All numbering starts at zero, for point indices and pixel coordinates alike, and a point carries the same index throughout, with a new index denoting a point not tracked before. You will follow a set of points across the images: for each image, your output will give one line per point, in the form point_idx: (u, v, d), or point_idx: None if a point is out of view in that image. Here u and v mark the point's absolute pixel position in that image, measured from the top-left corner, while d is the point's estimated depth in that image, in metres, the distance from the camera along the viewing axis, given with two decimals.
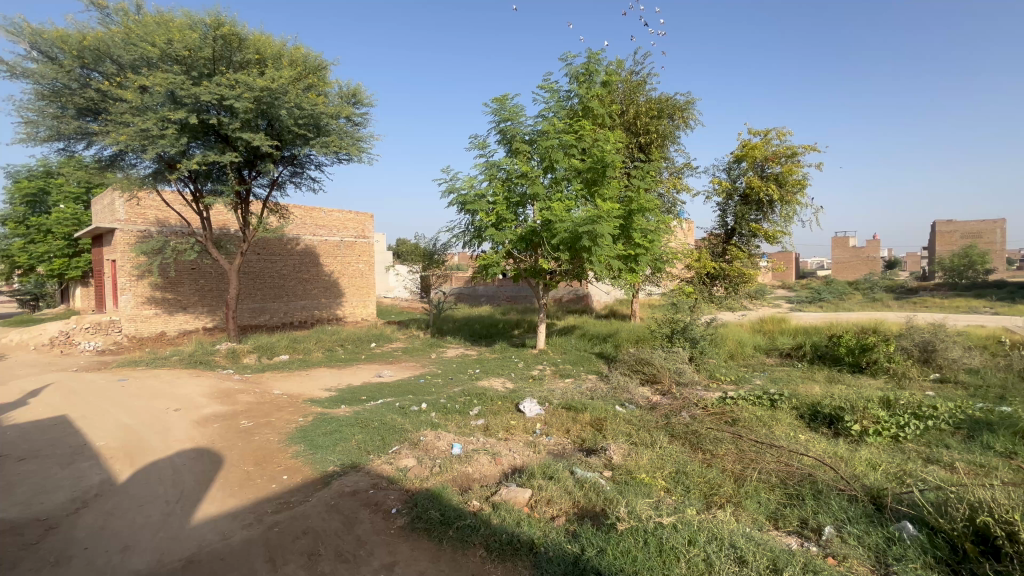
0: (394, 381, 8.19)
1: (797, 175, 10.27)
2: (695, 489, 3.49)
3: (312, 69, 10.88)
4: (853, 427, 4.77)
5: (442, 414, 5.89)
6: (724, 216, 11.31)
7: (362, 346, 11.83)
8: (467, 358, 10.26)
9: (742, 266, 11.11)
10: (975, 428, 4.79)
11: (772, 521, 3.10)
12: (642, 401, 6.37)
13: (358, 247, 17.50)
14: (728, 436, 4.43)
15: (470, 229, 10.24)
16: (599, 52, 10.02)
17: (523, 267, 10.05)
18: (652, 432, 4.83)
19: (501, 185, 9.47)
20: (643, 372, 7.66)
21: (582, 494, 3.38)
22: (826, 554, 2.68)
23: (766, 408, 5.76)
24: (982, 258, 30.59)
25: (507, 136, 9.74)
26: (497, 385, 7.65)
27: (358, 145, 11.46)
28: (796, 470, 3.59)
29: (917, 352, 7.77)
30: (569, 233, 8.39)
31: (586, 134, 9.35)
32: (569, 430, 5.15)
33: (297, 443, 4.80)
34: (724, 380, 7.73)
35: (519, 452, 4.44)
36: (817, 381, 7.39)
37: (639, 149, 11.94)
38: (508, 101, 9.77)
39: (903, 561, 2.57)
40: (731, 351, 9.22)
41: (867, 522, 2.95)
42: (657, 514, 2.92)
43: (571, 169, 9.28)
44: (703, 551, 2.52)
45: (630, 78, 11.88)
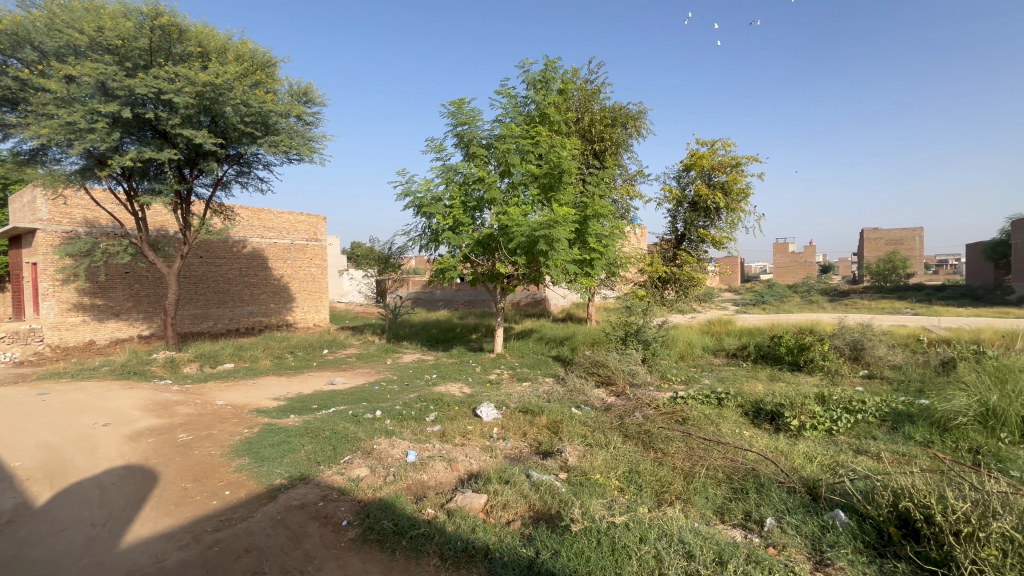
0: (348, 388, 7.96)
1: (741, 184, 10.82)
2: (647, 487, 3.58)
3: (260, 65, 10.45)
4: (792, 422, 5.06)
5: (397, 421, 5.77)
6: (675, 222, 11.72)
7: (313, 353, 11.41)
8: (424, 363, 10.11)
9: (692, 270, 11.55)
10: (897, 420, 5.19)
11: (718, 516, 3.23)
12: (597, 403, 6.48)
13: (310, 251, 16.89)
14: (679, 435, 4.59)
15: (426, 233, 10.13)
16: (555, 60, 10.18)
17: (480, 271, 10.04)
18: (607, 432, 4.94)
19: (458, 190, 9.44)
20: (598, 374, 7.80)
21: (538, 496, 3.39)
22: (767, 544, 2.82)
23: (714, 406, 6.01)
24: (903, 263, 33.27)
25: (464, 140, 9.71)
26: (455, 390, 7.57)
27: (309, 145, 11.10)
28: (740, 465, 3.76)
29: (848, 351, 8.35)
30: (526, 238, 8.44)
31: (543, 140, 9.46)
32: (526, 433, 5.18)
33: (241, 456, 4.56)
34: (675, 380, 8.00)
35: (475, 457, 4.41)
36: (760, 379, 7.80)
37: (594, 156, 12.22)
38: (464, 105, 9.78)
39: (836, 547, 2.73)
40: (681, 352, 9.59)
41: (804, 512, 3.12)
42: (610, 514, 2.97)
43: (528, 174, 9.36)
44: (654, 548, 2.58)
45: (585, 87, 12.14)
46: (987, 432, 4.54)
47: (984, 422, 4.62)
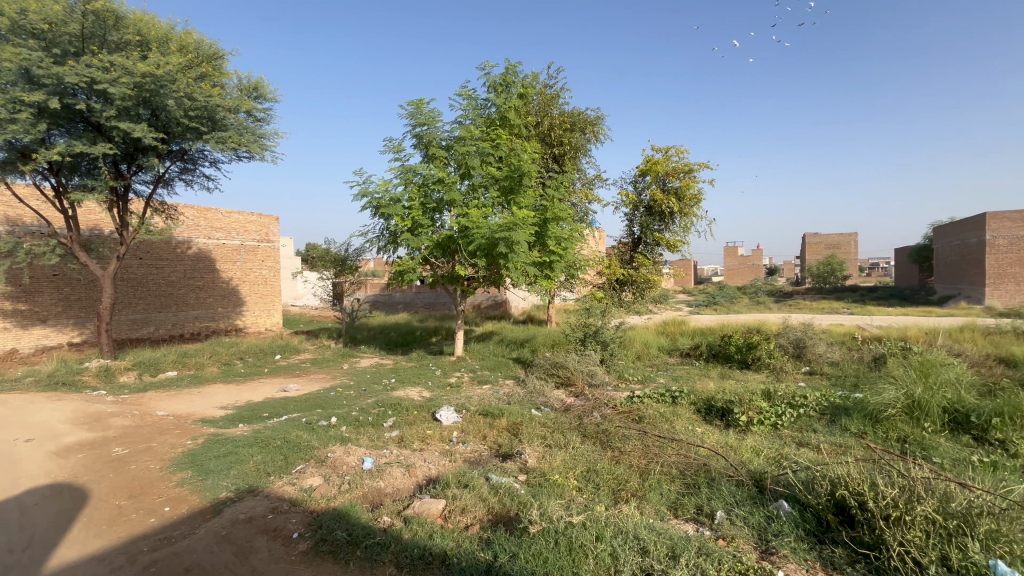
0: (301, 395, 7.67)
1: (693, 190, 11.23)
2: (604, 485, 3.64)
3: (206, 57, 9.96)
4: (741, 418, 5.29)
5: (354, 428, 5.61)
6: (631, 226, 12.03)
7: (265, 359, 10.93)
8: (383, 367, 9.88)
9: (648, 273, 11.88)
10: (835, 413, 5.52)
11: (672, 511, 3.33)
12: (557, 404, 6.53)
13: (262, 252, 16.17)
14: (635, 433, 4.70)
15: (385, 234, 9.94)
16: (516, 64, 10.24)
17: (440, 274, 9.94)
18: (566, 433, 4.99)
19: (417, 191, 9.32)
20: (557, 375, 7.87)
21: (497, 499, 3.38)
22: (718, 537, 2.92)
23: (669, 404, 6.19)
24: (840, 266, 35.55)
25: (423, 141, 9.60)
26: (414, 394, 7.45)
27: (260, 143, 10.68)
28: (693, 461, 3.89)
29: (791, 349, 8.82)
30: (486, 240, 8.42)
31: (503, 143, 9.49)
32: (486, 435, 5.16)
33: (184, 470, 4.30)
34: (631, 380, 8.20)
35: (434, 462, 4.34)
36: (711, 377, 8.11)
37: (553, 160, 12.36)
38: (423, 105, 9.66)
39: (780, 536, 2.87)
40: (638, 352, 9.85)
41: (751, 503, 3.26)
42: (567, 514, 3.00)
43: (488, 177, 9.34)
44: (610, 546, 2.62)
45: (545, 91, 12.27)
46: (913, 422, 4.91)
47: (910, 413, 4.99)
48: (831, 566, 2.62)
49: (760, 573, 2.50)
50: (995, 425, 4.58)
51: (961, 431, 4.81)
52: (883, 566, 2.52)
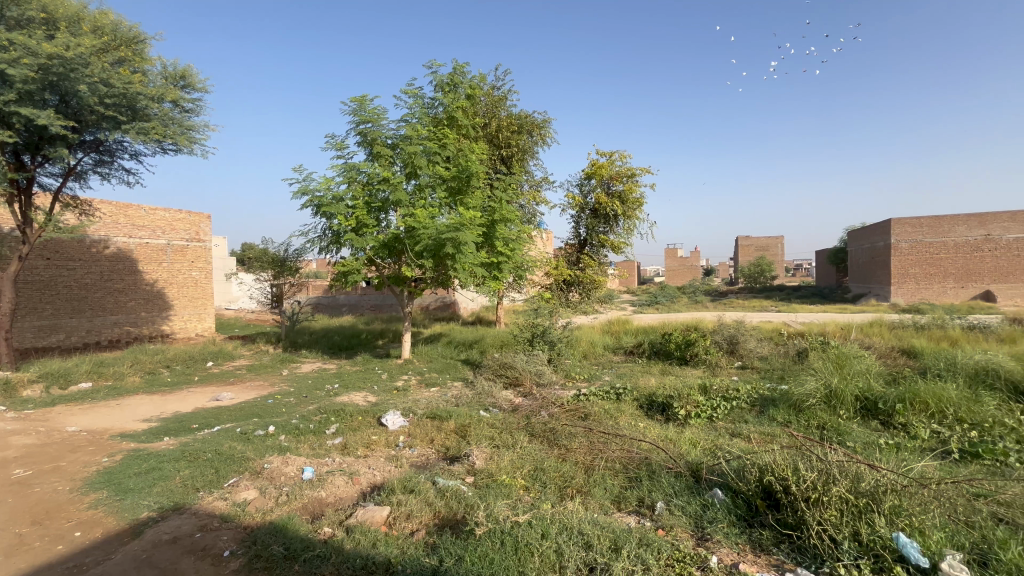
0: (236, 404, 7.23)
1: (636, 194, 11.65)
2: (551, 483, 3.69)
3: (125, 41, 9.18)
4: (679, 412, 5.55)
5: (293, 436, 5.35)
6: (578, 227, 12.29)
7: (195, 366, 10.21)
8: (326, 372, 9.52)
9: (594, 274, 12.18)
10: (764, 404, 5.91)
11: (616, 504, 3.43)
12: (505, 404, 6.56)
13: (191, 253, 15.04)
14: (581, 430, 4.81)
15: (327, 234, 9.58)
16: (463, 64, 10.20)
17: (385, 275, 9.71)
18: (514, 433, 5.02)
19: (361, 190, 9.07)
20: (506, 376, 7.90)
21: (443, 503, 3.34)
22: (658, 527, 3.04)
23: (613, 401, 6.38)
24: (768, 267, 38.18)
25: (367, 139, 9.34)
26: (358, 399, 7.22)
27: (188, 136, 9.98)
28: (635, 456, 4.03)
29: (726, 345, 9.35)
30: (433, 241, 8.30)
31: (450, 142, 9.41)
32: (433, 439, 5.09)
33: (99, 490, 3.93)
34: (577, 378, 8.38)
35: (379, 468, 4.23)
36: (653, 374, 8.46)
37: (501, 162, 12.41)
38: (367, 102, 9.41)
39: (714, 523, 3.03)
40: (584, 351, 10.08)
41: (688, 493, 3.42)
42: (513, 513, 3.02)
43: (435, 177, 9.22)
44: (555, 543, 2.66)
45: (492, 93, 12.30)
46: (831, 410, 5.35)
47: (828, 402, 5.43)
48: (760, 547, 2.80)
49: (696, 559, 2.62)
50: (897, 410, 5.07)
51: (870, 417, 5.28)
52: (804, 544, 2.72)
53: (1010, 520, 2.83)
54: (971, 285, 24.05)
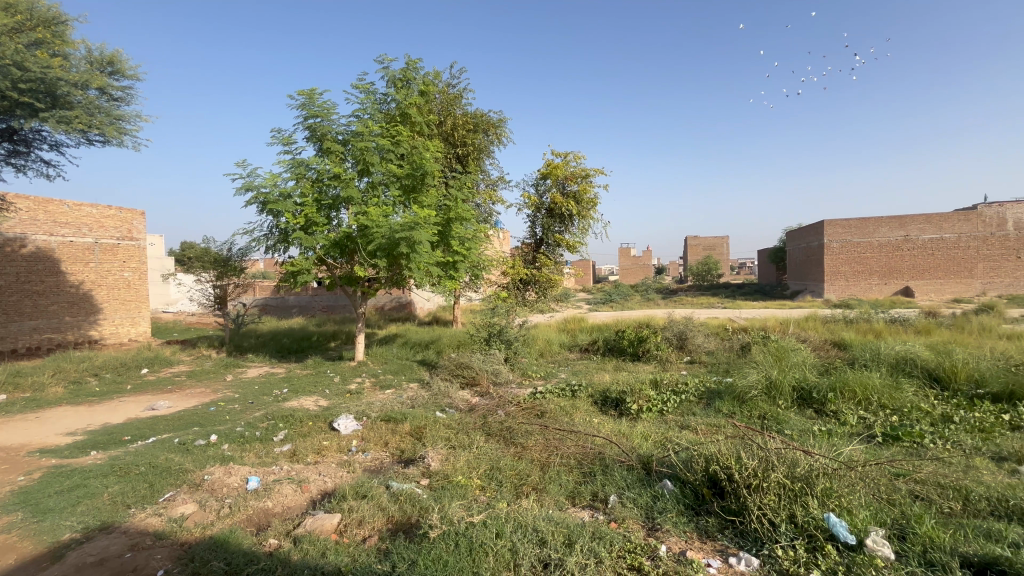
0: (174, 412, 6.79)
1: (590, 195, 11.87)
2: (507, 482, 3.70)
3: (42, 21, 8.41)
4: (632, 407, 5.70)
5: (238, 445, 5.09)
6: (534, 227, 12.37)
7: (127, 374, 9.50)
8: (274, 376, 9.11)
9: (550, 273, 12.31)
10: (710, 396, 6.17)
11: (571, 500, 3.48)
12: (461, 405, 6.51)
13: (123, 252, 13.92)
14: (537, 428, 4.84)
15: (274, 233, 9.18)
16: (416, 60, 10.07)
17: (337, 275, 9.43)
18: (470, 433, 4.99)
19: (310, 186, 8.76)
20: (462, 376, 7.84)
21: (397, 507, 3.28)
22: (611, 520, 3.11)
23: (569, 398, 6.47)
24: (715, 266, 39.98)
25: (316, 134, 9.02)
26: (309, 404, 6.96)
27: (117, 126, 9.31)
28: (589, 451, 4.11)
29: (675, 341, 9.70)
30: (387, 240, 8.10)
31: (404, 140, 9.23)
32: (388, 442, 4.98)
33: (12, 512, 3.59)
34: (534, 376, 8.44)
35: (330, 475, 4.09)
36: (607, 370, 8.66)
37: (457, 160, 12.31)
38: (316, 96, 9.08)
39: (664, 513, 3.14)
40: (541, 349, 10.17)
41: (640, 485, 3.52)
42: (468, 514, 3.00)
43: (388, 174, 9.02)
44: (510, 541, 2.66)
45: (447, 90, 12.17)
46: (770, 400, 5.66)
47: (768, 393, 5.74)
48: (706, 533, 2.92)
49: (646, 548, 2.70)
50: (829, 399, 5.43)
51: (806, 405, 5.62)
52: (745, 529, 2.85)
53: (924, 497, 3.09)
54: (893, 281, 26.14)
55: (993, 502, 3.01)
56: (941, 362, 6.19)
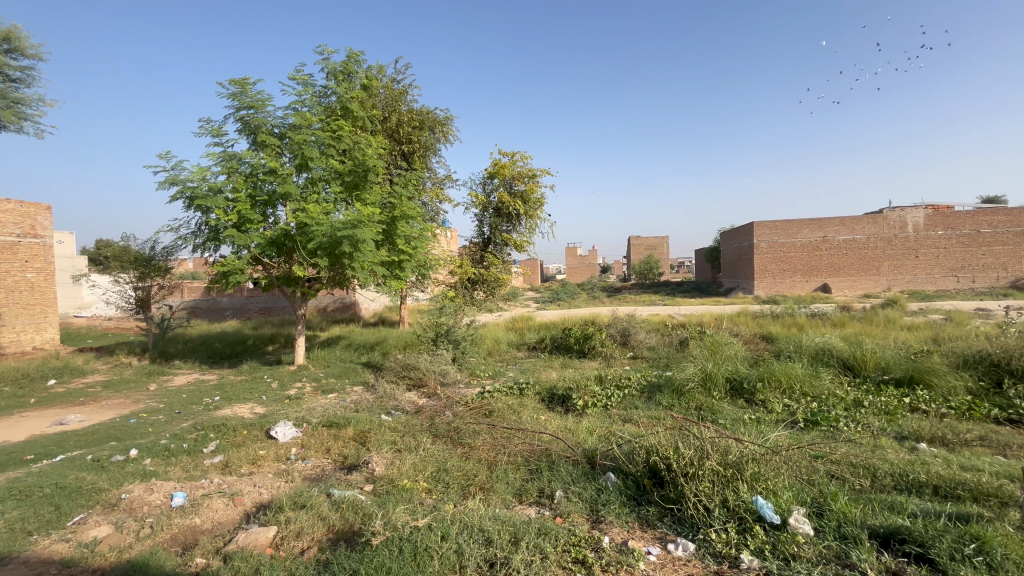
0: (86, 427, 6.19)
1: (537, 194, 11.99)
2: (453, 483, 3.66)
3: None
4: (578, 403, 5.83)
5: (162, 459, 4.72)
6: (481, 225, 12.32)
7: (30, 386, 8.54)
8: (205, 384, 8.51)
9: (498, 272, 12.31)
10: (652, 390, 6.41)
11: (517, 497, 3.51)
12: (408, 407, 6.38)
13: (25, 251, 12.49)
14: (484, 427, 4.83)
15: (203, 230, 8.59)
16: (358, 54, 9.77)
17: (275, 275, 8.97)
18: (417, 435, 4.89)
19: (243, 181, 8.26)
20: (409, 377, 7.69)
21: (338, 516, 3.16)
22: (557, 515, 3.16)
23: (517, 396, 6.51)
24: (655, 265, 41.69)
25: (249, 126, 8.53)
26: (243, 412, 6.57)
27: (15, 110, 8.41)
28: (536, 449, 4.15)
29: (619, 337, 10.02)
30: (328, 238, 7.79)
31: (345, 135, 8.90)
32: (329, 448, 4.79)
33: None
34: (481, 376, 8.42)
35: (266, 486, 3.88)
36: (554, 367, 8.80)
37: (402, 158, 12.06)
38: (250, 86, 8.58)
39: (607, 504, 3.23)
40: (489, 348, 10.15)
41: (585, 479, 3.60)
42: (413, 518, 2.94)
43: (329, 170, 8.67)
44: (455, 543, 2.63)
45: (392, 86, 11.88)
46: (706, 392, 5.96)
47: (704, 384, 6.05)
48: (647, 522, 3.03)
49: (590, 541, 2.76)
50: (758, 388, 5.80)
51: (738, 395, 5.97)
52: (682, 516, 2.99)
53: (839, 476, 3.37)
54: (814, 278, 28.33)
55: (896, 477, 3.34)
56: (853, 352, 6.79)
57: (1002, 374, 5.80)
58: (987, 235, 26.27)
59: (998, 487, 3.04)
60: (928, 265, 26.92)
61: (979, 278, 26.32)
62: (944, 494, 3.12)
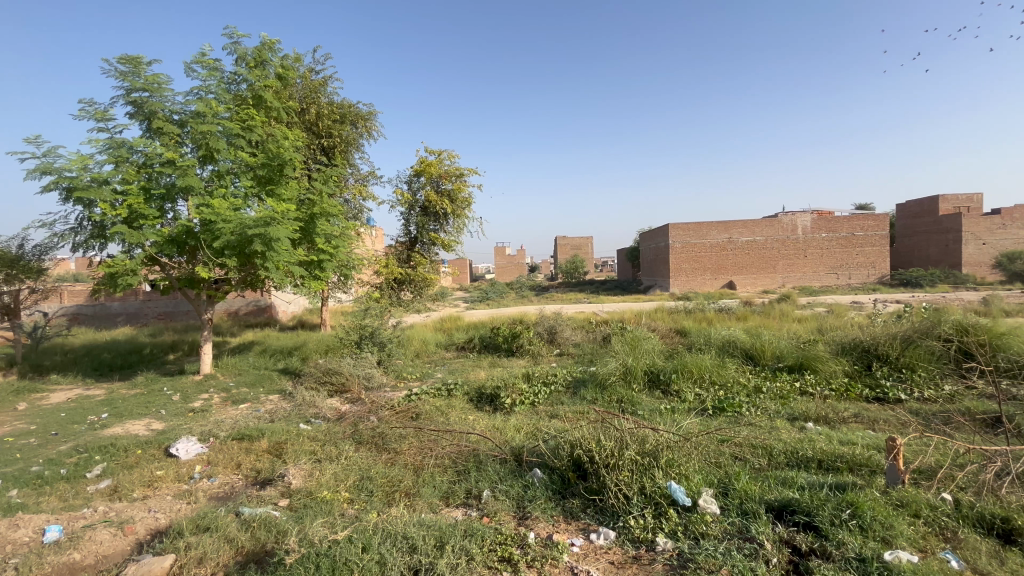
0: None
1: (465, 194, 11.90)
2: (378, 491, 3.54)
3: None
4: (506, 401, 5.86)
5: (33, 488, 4.10)
6: (408, 224, 12.02)
7: None
8: (90, 400, 7.52)
9: (425, 272, 12.06)
10: (576, 385, 6.62)
11: (445, 500, 3.46)
12: (330, 414, 6.06)
13: None
14: (411, 431, 4.71)
15: (85, 226, 7.60)
16: (273, 40, 9.14)
17: (175, 276, 8.13)
18: (338, 444, 4.66)
19: (135, 172, 7.40)
20: (330, 383, 7.32)
21: (248, 536, 2.93)
22: (484, 515, 3.15)
23: (445, 397, 6.43)
24: (581, 264, 43.10)
25: (143, 110, 7.66)
26: (138, 429, 5.89)
27: None
28: (464, 449, 4.13)
29: (546, 335, 10.24)
30: (237, 237, 7.18)
31: (257, 125, 8.27)
32: (240, 463, 4.43)
33: None
34: (409, 378, 8.22)
35: (164, 510, 3.50)
36: (483, 367, 8.80)
37: (322, 152, 11.45)
38: (144, 66, 7.71)
39: (533, 501, 3.28)
40: (416, 350, 9.94)
41: (511, 477, 3.63)
42: (332, 532, 2.79)
43: (239, 163, 8.03)
44: (377, 554, 2.53)
45: (310, 76, 11.24)
46: (626, 384, 6.27)
47: (625, 377, 6.35)
48: (571, 515, 3.12)
49: (516, 538, 2.78)
50: (673, 379, 6.19)
51: (655, 386, 6.34)
52: (604, 506, 3.10)
53: (742, 457, 3.68)
54: (722, 276, 30.82)
55: (788, 455, 3.71)
56: (754, 343, 7.45)
57: (872, 358, 6.66)
58: (860, 237, 30.05)
59: (868, 457, 3.49)
60: (815, 264, 30.27)
61: (855, 275, 30.03)
62: (826, 466, 3.51)
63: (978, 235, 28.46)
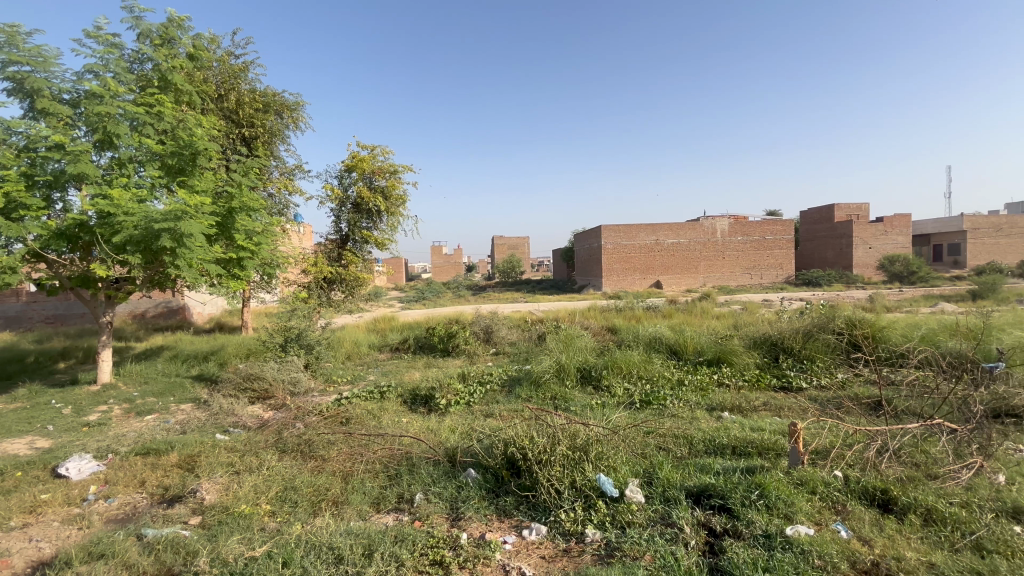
0: None
1: (399, 191, 11.59)
2: (302, 501, 3.35)
3: None
4: (441, 402, 5.79)
5: None
6: (338, 221, 11.52)
7: None
8: None
9: (357, 271, 11.62)
10: (512, 383, 6.68)
11: (375, 506, 3.35)
12: (250, 422, 5.68)
13: None
14: (340, 437, 4.52)
15: None
16: (183, 17, 8.40)
17: (65, 274, 7.24)
18: (259, 453, 4.38)
19: (13, 155, 6.49)
20: (251, 390, 6.85)
21: (152, 559, 2.67)
22: (415, 519, 3.09)
23: (377, 400, 6.23)
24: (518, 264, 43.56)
25: (24, 87, 6.75)
26: (18, 448, 5.19)
27: None
28: (396, 453, 4.02)
29: (483, 334, 10.23)
30: (141, 231, 6.51)
31: (166, 111, 7.57)
32: (144, 480, 4.03)
33: None
34: (339, 382, 7.87)
35: (49, 538, 3.11)
36: (417, 368, 8.64)
37: (242, 143, 10.69)
38: (24, 36, 6.79)
39: (467, 501, 3.26)
40: (347, 352, 9.55)
41: (445, 478, 3.58)
42: (249, 548, 2.61)
43: (143, 150, 7.29)
44: (300, 567, 2.40)
45: (228, 60, 10.45)
46: (560, 381, 6.40)
47: (558, 374, 6.49)
48: (504, 512, 3.14)
49: (448, 540, 2.75)
50: (604, 375, 6.42)
51: (587, 382, 6.53)
52: (537, 501, 3.15)
53: (665, 447, 3.89)
54: (650, 276, 32.45)
55: (707, 443, 3.97)
56: (677, 338, 7.89)
57: (779, 351, 7.28)
58: (771, 241, 32.82)
59: (775, 442, 3.81)
60: (732, 264, 32.68)
61: (766, 275, 32.76)
62: (739, 452, 3.79)
63: (865, 240, 32.07)
